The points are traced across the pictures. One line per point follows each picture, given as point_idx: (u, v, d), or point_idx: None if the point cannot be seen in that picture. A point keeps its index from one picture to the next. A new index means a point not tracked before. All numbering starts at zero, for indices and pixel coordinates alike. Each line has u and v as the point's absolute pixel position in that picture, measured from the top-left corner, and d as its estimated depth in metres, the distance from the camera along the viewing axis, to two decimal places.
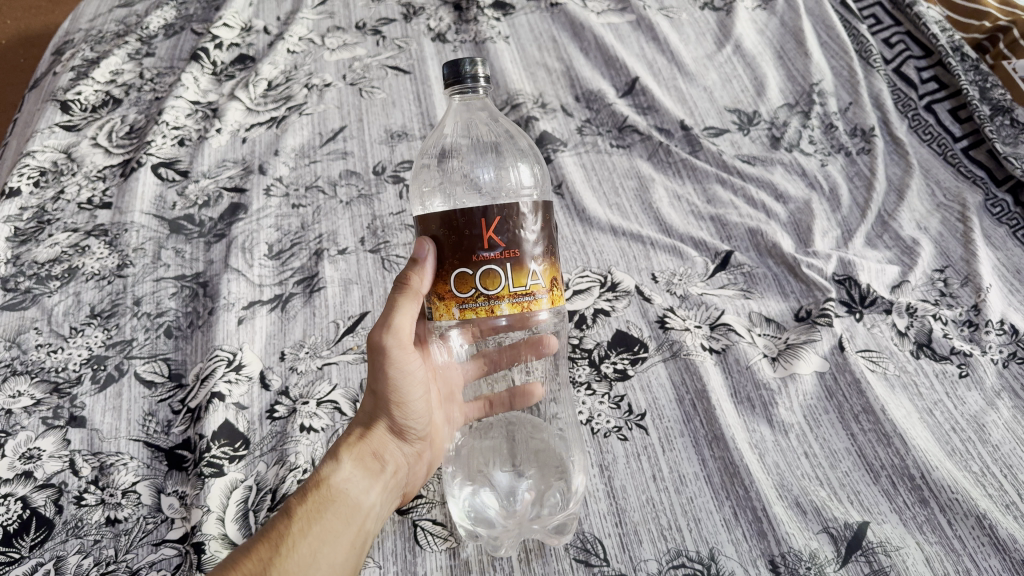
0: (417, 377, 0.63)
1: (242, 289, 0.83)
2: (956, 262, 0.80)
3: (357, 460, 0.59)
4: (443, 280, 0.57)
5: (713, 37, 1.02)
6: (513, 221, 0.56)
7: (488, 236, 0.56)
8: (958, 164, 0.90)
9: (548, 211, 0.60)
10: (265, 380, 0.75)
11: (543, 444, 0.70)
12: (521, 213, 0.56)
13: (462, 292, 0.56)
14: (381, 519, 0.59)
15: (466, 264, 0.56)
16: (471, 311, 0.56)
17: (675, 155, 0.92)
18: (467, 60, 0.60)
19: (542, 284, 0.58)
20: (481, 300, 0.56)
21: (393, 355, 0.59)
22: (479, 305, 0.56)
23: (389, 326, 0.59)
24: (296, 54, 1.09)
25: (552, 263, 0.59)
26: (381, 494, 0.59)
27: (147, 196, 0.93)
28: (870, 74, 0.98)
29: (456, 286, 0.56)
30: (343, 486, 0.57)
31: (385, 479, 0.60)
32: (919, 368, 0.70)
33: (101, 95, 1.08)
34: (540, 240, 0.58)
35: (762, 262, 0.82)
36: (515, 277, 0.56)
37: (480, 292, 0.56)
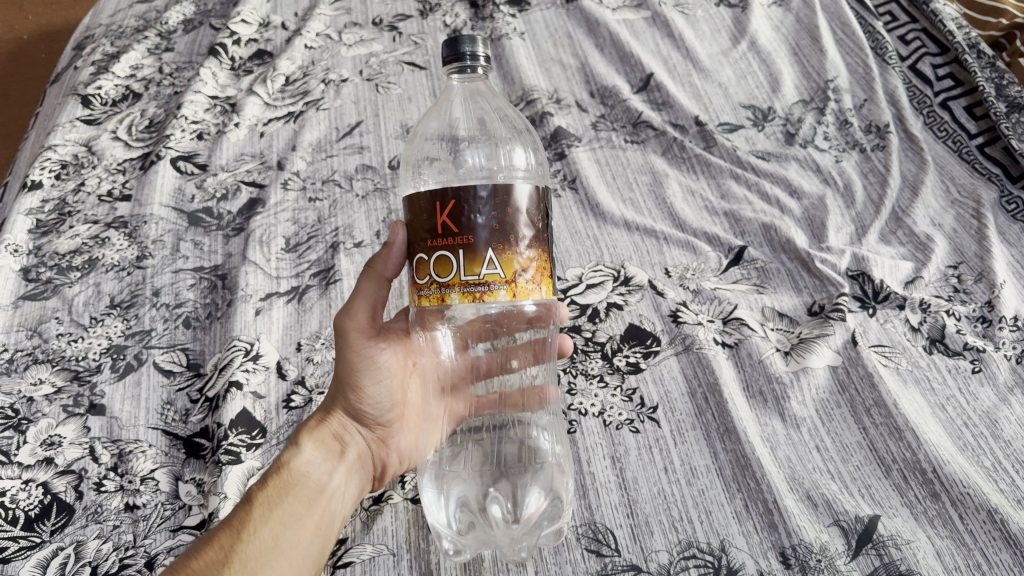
0: (382, 362, 0.64)
1: (260, 281, 0.84)
2: (970, 258, 0.79)
3: (320, 444, 0.61)
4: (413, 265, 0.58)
5: (729, 34, 1.02)
6: (468, 206, 0.54)
7: (445, 219, 0.55)
8: (973, 161, 0.89)
9: (533, 198, 0.57)
10: (281, 371, 0.76)
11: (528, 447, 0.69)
12: (478, 197, 0.54)
13: (420, 277, 0.57)
14: (349, 502, 0.60)
15: (425, 249, 0.56)
16: (426, 297, 0.56)
17: (689, 150, 0.92)
18: (466, 40, 0.62)
19: (501, 273, 0.55)
20: (434, 288, 0.56)
21: (352, 339, 0.63)
22: (432, 293, 0.56)
23: (348, 309, 0.63)
24: (313, 49, 1.10)
25: (521, 253, 0.56)
26: (344, 474, 0.60)
27: (166, 189, 0.94)
28: (886, 70, 0.97)
29: (418, 272, 0.57)
30: (305, 469, 0.58)
31: (348, 460, 0.61)
32: (932, 364, 0.70)
33: (122, 90, 1.09)
34: (504, 228, 0.55)
35: (776, 257, 0.82)
36: (467, 266, 0.55)
37: (434, 279, 0.56)
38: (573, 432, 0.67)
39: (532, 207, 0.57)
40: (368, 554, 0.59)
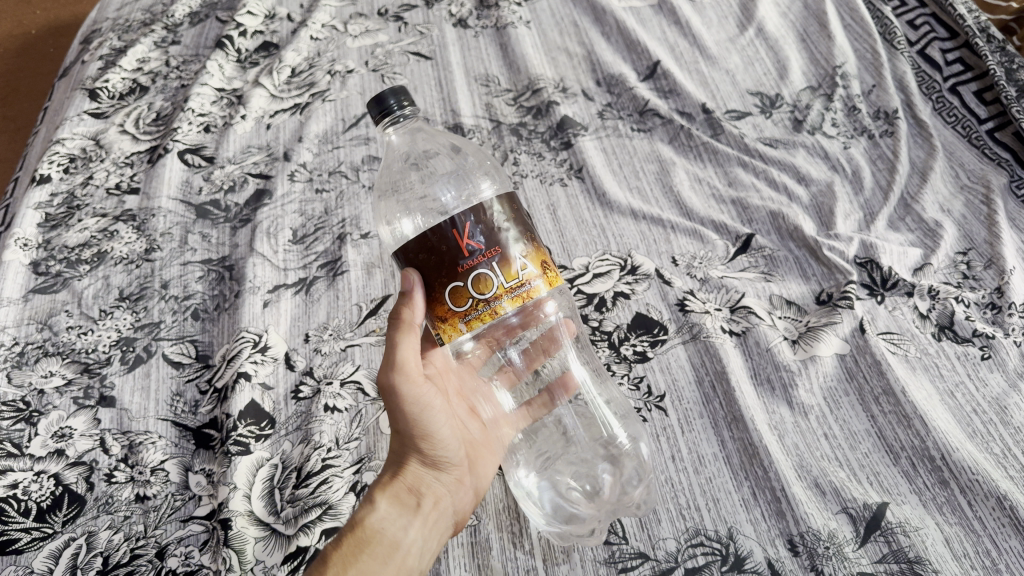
0: (438, 407, 0.62)
1: (267, 273, 0.84)
2: (979, 244, 0.77)
3: (392, 500, 0.59)
4: (440, 302, 0.58)
5: (736, 20, 1.01)
6: (485, 221, 0.58)
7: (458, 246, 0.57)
8: (982, 147, 0.87)
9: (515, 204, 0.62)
10: (289, 362, 0.76)
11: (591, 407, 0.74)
12: (488, 213, 0.58)
13: (460, 305, 0.57)
14: (430, 556, 0.58)
15: (455, 278, 0.57)
16: (477, 319, 0.58)
17: (696, 138, 0.91)
18: (390, 95, 0.63)
19: (533, 269, 0.60)
20: (483, 306, 0.58)
21: (406, 389, 0.60)
22: (482, 312, 0.58)
23: (394, 364, 0.60)
24: (319, 41, 1.10)
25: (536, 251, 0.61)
26: (422, 528, 0.58)
27: (173, 181, 0.94)
28: (895, 55, 0.95)
29: (453, 303, 0.57)
30: (379, 526, 0.57)
31: (425, 512, 0.59)
32: (941, 351, 0.69)
33: (129, 83, 1.09)
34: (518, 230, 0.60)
35: (784, 245, 0.80)
36: (505, 273, 0.58)
37: (479, 299, 0.57)
38: None
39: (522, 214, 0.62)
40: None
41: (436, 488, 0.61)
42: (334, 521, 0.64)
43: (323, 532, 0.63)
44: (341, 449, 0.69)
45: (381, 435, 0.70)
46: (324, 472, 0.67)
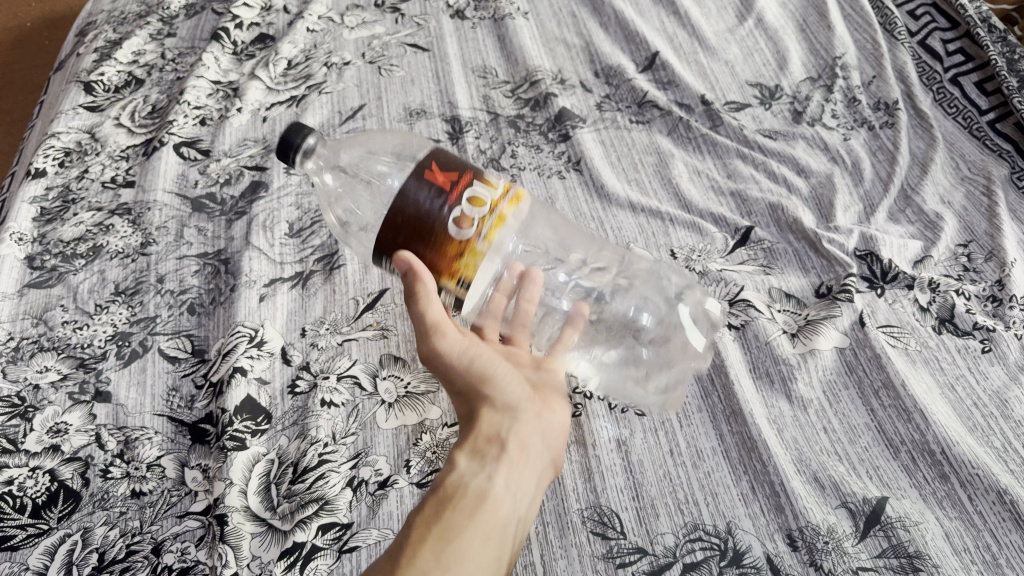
0: (503, 367, 0.59)
1: (263, 267, 0.83)
2: (980, 236, 0.76)
3: (471, 452, 0.53)
4: (450, 241, 0.59)
5: (735, 11, 1.00)
6: (442, 160, 0.60)
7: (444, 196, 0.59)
8: (983, 137, 0.85)
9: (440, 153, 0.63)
10: (285, 357, 0.76)
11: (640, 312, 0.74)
12: (442, 153, 0.61)
13: (469, 226, 0.59)
14: (520, 506, 0.52)
15: (448, 207, 0.59)
16: (490, 229, 0.60)
17: (695, 130, 0.89)
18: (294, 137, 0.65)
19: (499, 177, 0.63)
20: (486, 214, 0.60)
21: (456, 363, 0.58)
22: (489, 221, 0.60)
23: (437, 332, 0.59)
24: (315, 33, 1.09)
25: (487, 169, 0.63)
26: (507, 475, 0.52)
27: (169, 175, 0.94)
28: (895, 46, 0.94)
29: (460, 229, 0.59)
30: (461, 481, 0.51)
31: (508, 456, 0.53)
32: (941, 343, 0.69)
33: (124, 76, 1.08)
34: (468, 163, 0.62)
35: (783, 238, 0.80)
36: (487, 183, 0.61)
37: (479, 212, 0.60)
38: (577, 416, 0.69)
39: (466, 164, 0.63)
40: (374, 539, 0.62)
41: (518, 428, 0.55)
42: (331, 516, 0.64)
43: (320, 527, 0.63)
44: (338, 444, 0.69)
45: (378, 429, 0.70)
46: (322, 466, 0.67)
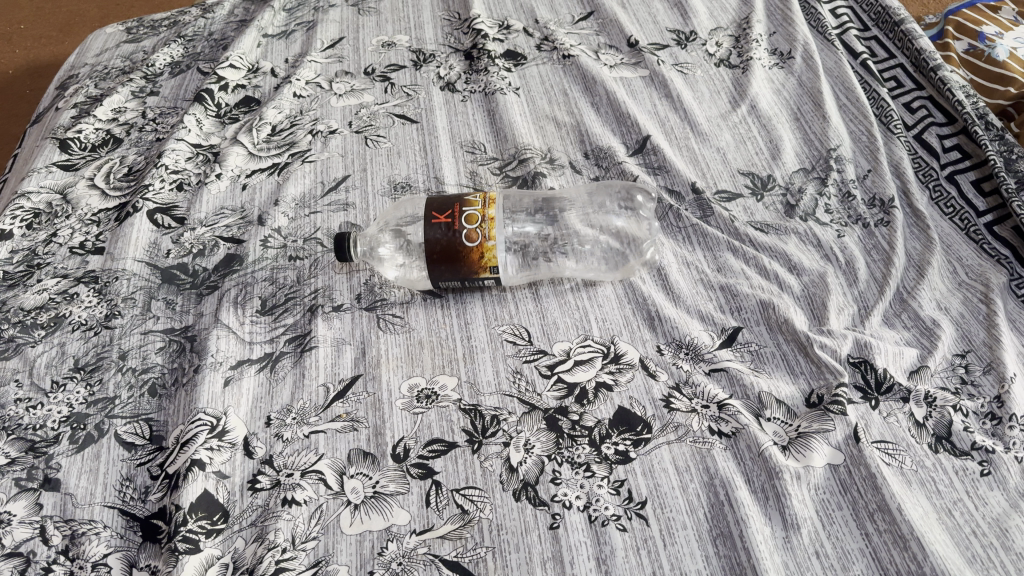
0: None
1: (230, 347, 0.79)
2: (978, 346, 0.73)
3: None
4: (458, 236, 0.76)
5: (729, 97, 1.00)
6: (446, 246, 0.76)
7: (449, 213, 0.76)
8: (982, 242, 0.81)
9: (443, 268, 0.77)
10: (248, 448, 0.72)
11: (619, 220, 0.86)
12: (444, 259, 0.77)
13: (471, 222, 0.76)
14: None
15: (459, 237, 0.76)
16: (484, 227, 0.76)
17: (686, 219, 0.87)
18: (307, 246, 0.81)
19: (474, 235, 0.76)
20: (479, 227, 0.76)
21: None
22: (482, 226, 0.76)
23: None
24: (302, 98, 1.07)
25: (464, 247, 0.76)
26: None
27: (141, 243, 0.90)
28: (891, 138, 0.92)
29: (468, 236, 0.76)
30: None
31: None
32: (937, 464, 0.66)
33: (103, 134, 1.05)
34: (450, 246, 0.76)
35: (772, 339, 0.75)
36: (470, 221, 0.76)
37: (472, 229, 0.76)
38: (556, 528, 0.65)
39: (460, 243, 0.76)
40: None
41: None
42: None
43: None
44: (296, 549, 0.65)
45: (341, 534, 0.66)
46: None
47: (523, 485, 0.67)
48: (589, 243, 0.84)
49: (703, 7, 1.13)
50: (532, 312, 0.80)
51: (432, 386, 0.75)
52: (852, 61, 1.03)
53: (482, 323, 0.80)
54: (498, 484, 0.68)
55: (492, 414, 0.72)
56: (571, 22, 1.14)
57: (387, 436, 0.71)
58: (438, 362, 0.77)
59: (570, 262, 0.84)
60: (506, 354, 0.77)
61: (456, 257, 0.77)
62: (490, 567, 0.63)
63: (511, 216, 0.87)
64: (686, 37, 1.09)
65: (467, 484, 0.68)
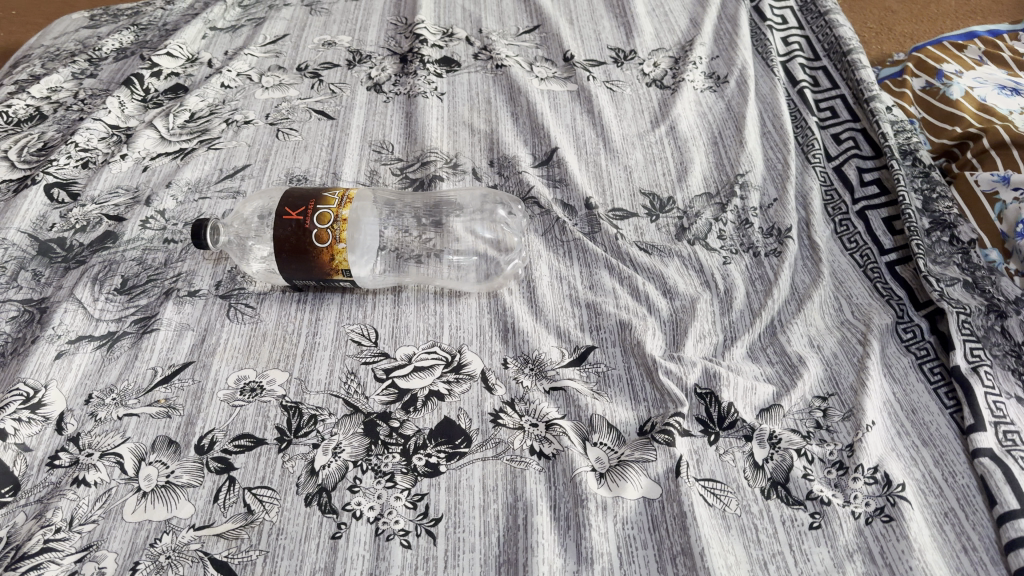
0: None
1: (76, 322, 0.77)
2: (843, 389, 0.66)
3: None
4: (308, 235, 0.73)
5: (651, 116, 0.95)
6: (295, 244, 0.73)
7: (302, 210, 0.73)
8: (877, 279, 0.75)
9: (292, 266, 0.74)
10: (60, 424, 0.69)
11: (485, 231, 0.81)
12: (293, 257, 0.73)
13: (323, 222, 0.72)
14: None
15: (308, 237, 0.72)
16: (336, 228, 0.72)
17: (569, 233, 0.82)
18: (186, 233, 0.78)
19: (325, 235, 0.72)
20: (330, 227, 0.72)
21: None
22: (334, 227, 0.72)
23: None
24: (229, 89, 1.06)
25: (314, 247, 0.73)
26: None
27: (30, 214, 0.89)
28: (806, 168, 0.86)
29: (318, 237, 0.72)
30: None
31: None
32: (765, 511, 0.59)
33: (31, 110, 1.05)
34: (299, 245, 0.73)
35: (622, 362, 0.70)
36: (321, 221, 0.72)
37: (323, 229, 0.72)
38: (337, 538, 0.60)
39: (309, 243, 0.73)
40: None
41: None
42: None
43: None
44: (71, 531, 0.62)
45: (120, 520, 0.62)
46: (41, 555, 0.60)
47: (319, 489, 0.63)
48: (459, 252, 0.80)
49: (651, 27, 1.09)
50: (388, 311, 0.77)
51: (260, 379, 0.71)
52: (790, 88, 0.98)
53: (333, 320, 0.76)
54: (293, 486, 0.63)
55: (311, 413, 0.68)
56: (514, 34, 1.11)
57: (198, 426, 0.68)
58: (274, 356, 0.73)
59: (440, 270, 0.80)
60: (346, 354, 0.73)
61: (307, 257, 0.73)
62: (256, 572, 0.58)
63: (390, 217, 0.84)
64: (625, 55, 1.05)
65: (261, 483, 0.64)
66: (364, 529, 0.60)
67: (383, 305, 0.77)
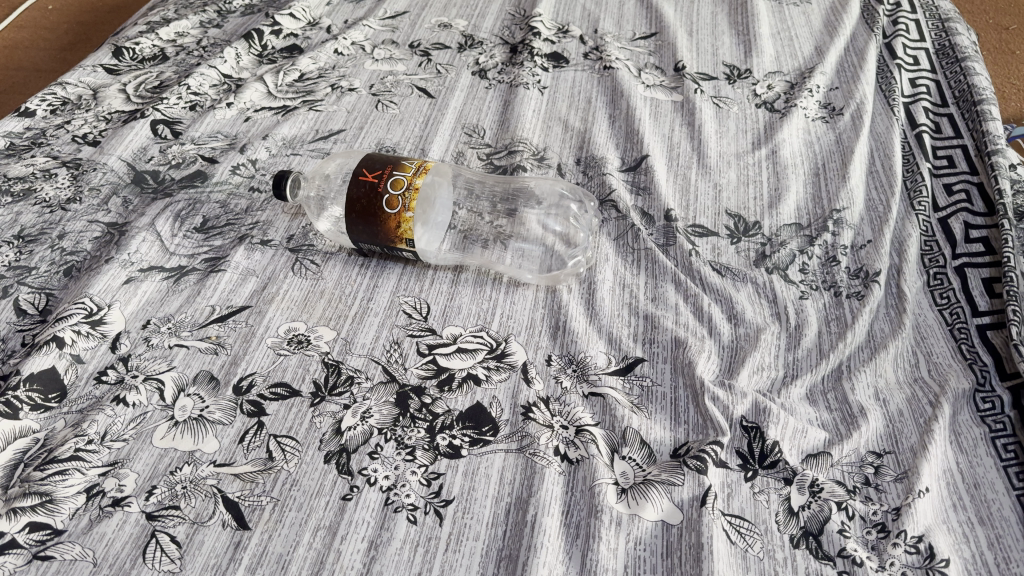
0: None
1: (151, 251, 0.80)
2: (902, 449, 0.61)
3: None
4: (380, 199, 0.72)
5: (753, 138, 0.91)
6: (366, 206, 0.73)
7: (378, 173, 0.73)
8: (963, 340, 0.70)
9: (359, 228, 0.74)
10: (114, 343, 0.72)
11: (556, 226, 0.80)
12: (361, 219, 0.73)
13: (396, 188, 0.72)
14: None
15: (380, 201, 0.72)
16: (407, 196, 0.72)
17: (642, 242, 0.79)
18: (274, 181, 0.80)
19: (396, 202, 0.72)
20: (402, 194, 0.72)
21: None
22: (406, 195, 0.72)
23: None
24: (341, 56, 1.08)
25: (383, 212, 0.73)
26: None
27: (132, 145, 0.93)
28: (908, 215, 0.81)
29: (389, 203, 0.72)
30: None
31: None
32: (789, 559, 0.55)
33: (156, 50, 1.10)
34: (369, 207, 0.73)
35: (670, 379, 0.67)
36: (394, 187, 0.72)
37: (394, 195, 0.72)
38: (347, 500, 0.59)
39: (380, 207, 0.73)
40: (71, 555, 0.56)
41: None
42: (47, 517, 0.58)
43: (29, 523, 0.58)
44: (101, 445, 0.63)
45: (148, 444, 0.64)
46: (69, 462, 0.62)
47: (339, 450, 0.63)
48: (526, 245, 0.79)
49: (771, 51, 1.05)
50: (446, 289, 0.76)
51: (308, 333, 0.72)
52: (908, 131, 0.92)
53: (390, 289, 0.76)
54: (316, 442, 0.63)
55: (349, 374, 0.68)
56: (630, 38, 1.09)
57: (240, 368, 0.69)
58: (326, 314, 0.74)
59: (503, 259, 0.79)
60: (394, 324, 0.73)
61: (375, 221, 0.73)
62: (263, 518, 0.58)
63: (466, 199, 0.83)
64: (739, 74, 1.01)
65: (286, 433, 0.64)
66: (375, 497, 0.60)
67: (443, 282, 0.77)
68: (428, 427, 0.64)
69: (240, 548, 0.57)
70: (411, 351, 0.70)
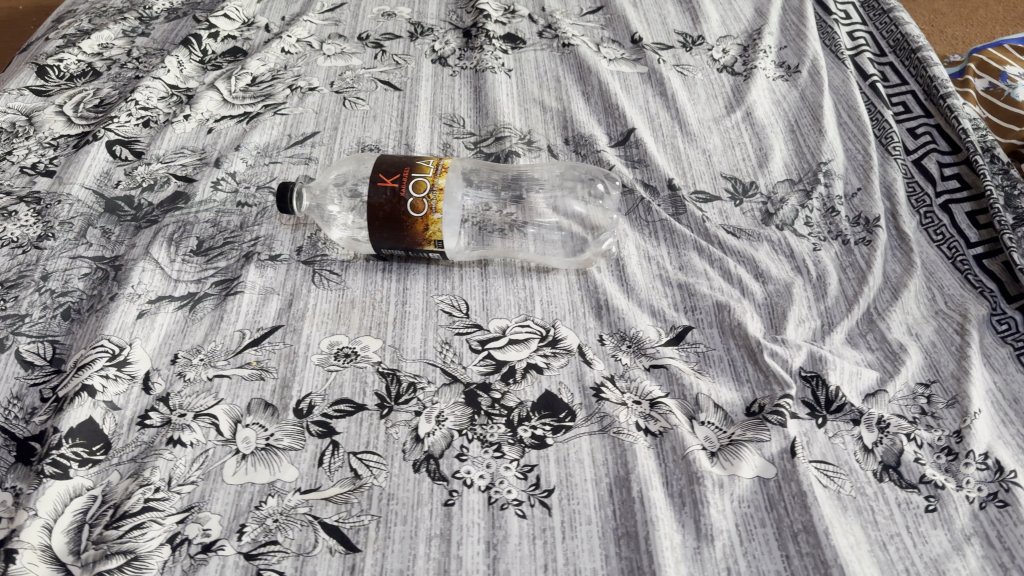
0: None
1: (154, 281, 0.75)
2: (945, 377, 0.67)
3: None
4: (405, 204, 0.71)
5: (725, 102, 0.95)
6: (390, 212, 0.72)
7: (397, 178, 0.72)
8: (967, 270, 0.77)
9: (384, 235, 0.73)
10: (147, 383, 0.67)
11: (576, 207, 0.80)
12: (387, 225, 0.72)
13: (420, 190, 0.71)
14: None
15: (405, 206, 0.71)
16: (433, 197, 0.71)
17: (654, 214, 0.81)
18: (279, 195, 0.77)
19: (422, 205, 0.71)
20: (427, 196, 0.71)
21: None
22: (431, 196, 0.71)
23: None
24: (290, 55, 1.04)
25: (409, 217, 0.72)
26: None
27: (93, 170, 0.86)
28: (887, 160, 0.87)
29: (415, 206, 0.71)
30: None
31: None
32: (880, 492, 0.59)
33: (84, 66, 1.03)
34: (394, 214, 0.72)
35: (721, 343, 0.70)
36: (417, 190, 0.71)
37: (420, 198, 0.71)
38: (450, 506, 0.59)
39: (406, 211, 0.71)
40: None
41: None
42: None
43: None
44: (170, 491, 0.60)
45: (221, 482, 0.61)
46: (143, 514, 0.58)
47: (426, 457, 0.62)
48: (546, 230, 0.79)
49: (716, 14, 1.09)
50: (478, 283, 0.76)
51: (353, 345, 0.70)
52: (862, 82, 0.98)
53: (421, 289, 0.75)
54: (399, 453, 0.62)
55: (410, 380, 0.67)
56: (578, 14, 1.10)
57: (294, 390, 0.67)
58: (365, 323, 0.72)
59: (525, 247, 0.78)
60: (438, 324, 0.72)
61: (402, 226, 0.72)
62: (370, 538, 0.57)
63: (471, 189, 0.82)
64: (693, 41, 1.04)
65: (366, 448, 0.63)
66: (476, 499, 0.59)
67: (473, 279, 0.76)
68: (506, 421, 0.64)
69: (357, 571, 0.55)
70: (464, 349, 0.70)
